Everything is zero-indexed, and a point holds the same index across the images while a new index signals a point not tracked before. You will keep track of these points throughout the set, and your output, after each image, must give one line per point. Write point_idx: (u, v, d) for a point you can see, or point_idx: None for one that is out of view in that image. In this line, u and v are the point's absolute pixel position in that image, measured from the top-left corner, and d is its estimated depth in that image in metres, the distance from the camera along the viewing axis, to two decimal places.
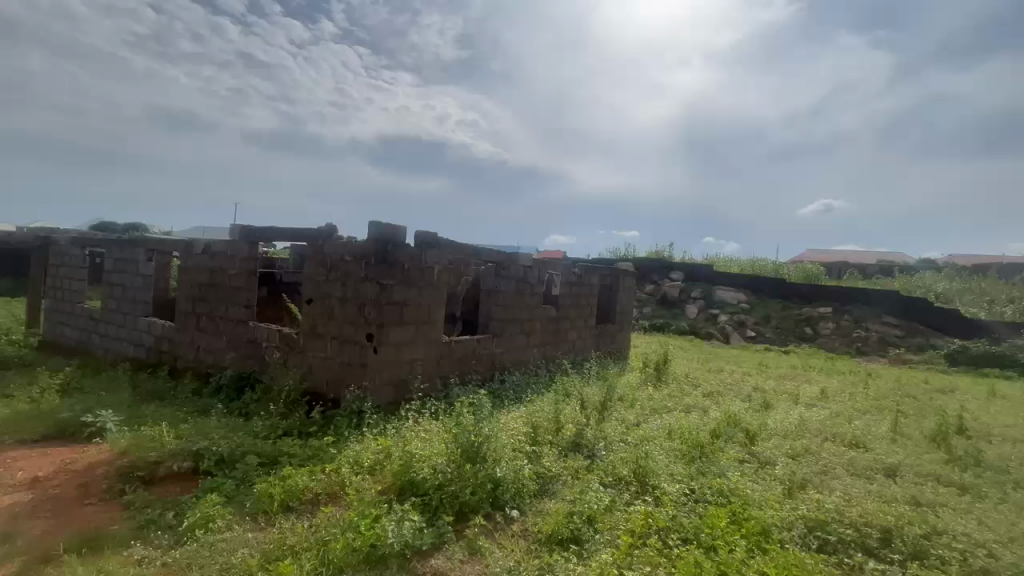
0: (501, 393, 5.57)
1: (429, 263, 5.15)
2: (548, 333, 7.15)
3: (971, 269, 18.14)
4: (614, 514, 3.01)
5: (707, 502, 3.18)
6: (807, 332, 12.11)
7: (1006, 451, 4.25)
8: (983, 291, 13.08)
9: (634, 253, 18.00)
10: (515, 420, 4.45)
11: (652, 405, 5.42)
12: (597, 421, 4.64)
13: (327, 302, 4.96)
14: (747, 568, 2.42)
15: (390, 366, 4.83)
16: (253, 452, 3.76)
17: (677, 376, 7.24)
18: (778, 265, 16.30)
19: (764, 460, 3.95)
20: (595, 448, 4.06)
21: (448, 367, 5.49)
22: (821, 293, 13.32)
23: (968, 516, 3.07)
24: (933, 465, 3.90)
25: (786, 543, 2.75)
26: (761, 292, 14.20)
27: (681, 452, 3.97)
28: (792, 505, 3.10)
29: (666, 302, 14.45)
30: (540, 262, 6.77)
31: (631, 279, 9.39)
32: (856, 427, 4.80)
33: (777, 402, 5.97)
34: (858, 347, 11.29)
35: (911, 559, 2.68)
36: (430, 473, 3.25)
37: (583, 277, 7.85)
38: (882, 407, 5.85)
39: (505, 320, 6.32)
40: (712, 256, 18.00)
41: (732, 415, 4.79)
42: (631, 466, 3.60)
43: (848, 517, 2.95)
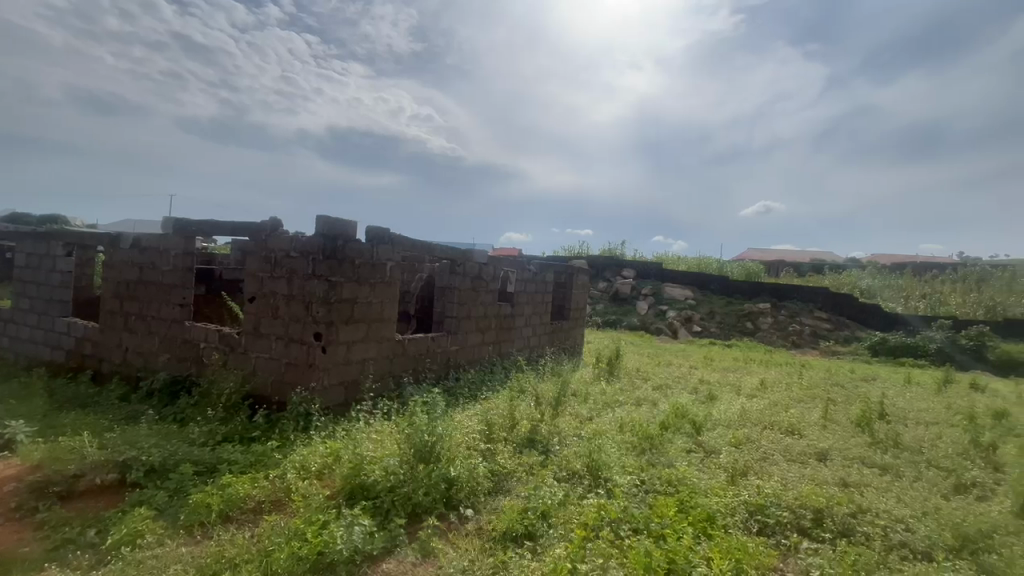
0: (455, 391, 5.51)
1: (382, 260, 5.01)
2: (503, 330, 7.16)
3: (890, 267, 19.80)
4: (568, 509, 3.04)
5: (656, 492, 3.27)
6: (748, 326, 12.79)
7: (920, 433, 4.65)
8: (900, 287, 14.29)
9: (588, 251, 18.37)
10: (469, 418, 4.41)
11: (605, 399, 5.54)
12: (551, 416, 4.68)
13: (271, 300, 4.71)
14: (694, 554, 2.51)
15: (340, 366, 4.66)
16: (188, 460, 3.52)
17: (629, 370, 7.45)
18: (722, 263, 17.11)
19: (709, 449, 4.12)
20: (549, 442, 4.09)
21: (401, 366, 5.38)
22: (761, 289, 14.09)
23: (889, 494, 3.34)
24: (858, 448, 4.22)
25: (730, 528, 2.87)
26: (706, 289, 14.86)
27: (632, 444, 4.07)
28: (736, 492, 3.24)
29: (618, 299, 14.84)
30: (496, 259, 6.76)
31: (585, 277, 9.56)
32: (792, 415, 5.12)
33: (721, 393, 6.27)
34: (793, 339, 12.05)
35: (839, 536, 2.88)
36: (381, 476, 3.16)
37: (538, 275, 7.91)
38: (814, 396, 6.27)
39: (460, 318, 6.26)
40: (661, 254, 18.64)
41: (680, 407, 4.98)
42: (585, 460, 3.64)
43: (785, 500, 3.13)
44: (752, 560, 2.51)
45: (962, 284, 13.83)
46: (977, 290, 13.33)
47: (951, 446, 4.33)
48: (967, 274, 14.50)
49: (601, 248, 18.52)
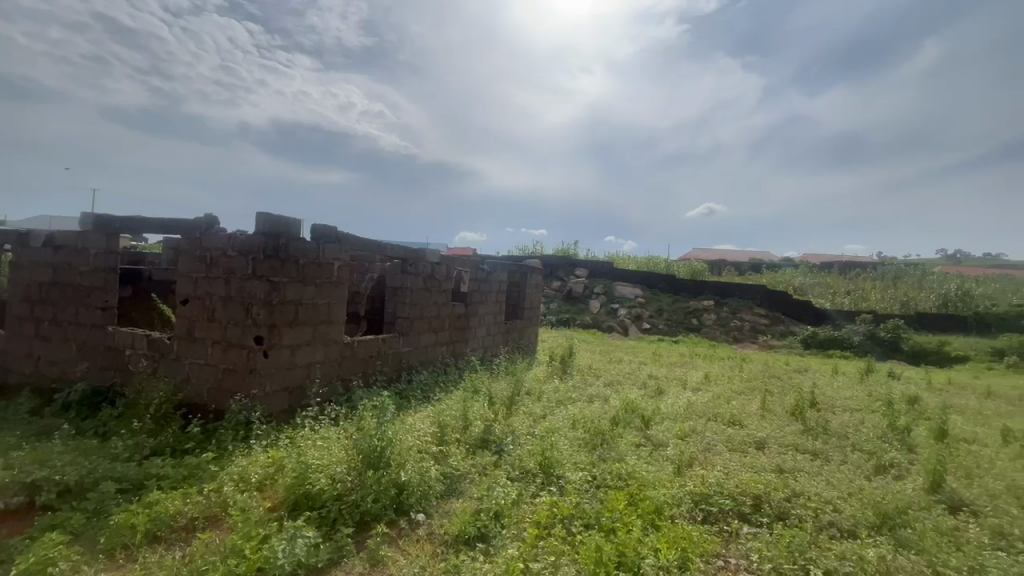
0: (407, 393, 5.40)
1: (328, 260, 4.82)
2: (457, 330, 7.08)
3: (819, 266, 21.31)
4: (520, 508, 3.04)
5: (607, 487, 3.34)
6: (693, 323, 13.36)
7: (845, 419, 5.01)
8: (828, 284, 15.37)
9: (541, 251, 18.56)
10: (421, 421, 4.32)
11: (558, 397, 5.60)
12: (505, 416, 4.67)
13: (206, 302, 4.42)
14: (642, 546, 2.57)
15: (283, 371, 4.44)
16: (110, 477, 3.23)
17: (581, 368, 7.59)
18: (670, 263, 17.78)
19: (658, 442, 4.25)
20: (502, 442, 4.07)
21: (351, 369, 5.20)
22: (705, 287, 14.76)
23: (819, 478, 3.57)
24: (792, 436, 4.49)
25: (676, 518, 2.96)
26: (655, 288, 15.38)
27: (584, 440, 4.14)
28: (681, 482, 3.36)
29: (571, 298, 15.09)
30: (449, 258, 6.67)
31: (538, 277, 9.64)
32: (733, 407, 5.38)
33: (669, 388, 6.50)
34: (734, 335, 12.70)
35: (775, 520, 3.04)
36: (327, 484, 3.03)
37: (492, 274, 7.89)
38: (753, 387, 6.63)
39: (413, 319, 6.13)
40: (613, 254, 19.15)
41: (630, 402, 5.12)
42: (538, 458, 3.65)
43: (727, 488, 3.27)
44: (696, 547, 2.60)
45: (880, 282, 15.06)
46: (893, 287, 14.56)
47: (871, 430, 4.69)
48: (885, 273, 15.81)
49: (554, 248, 18.76)
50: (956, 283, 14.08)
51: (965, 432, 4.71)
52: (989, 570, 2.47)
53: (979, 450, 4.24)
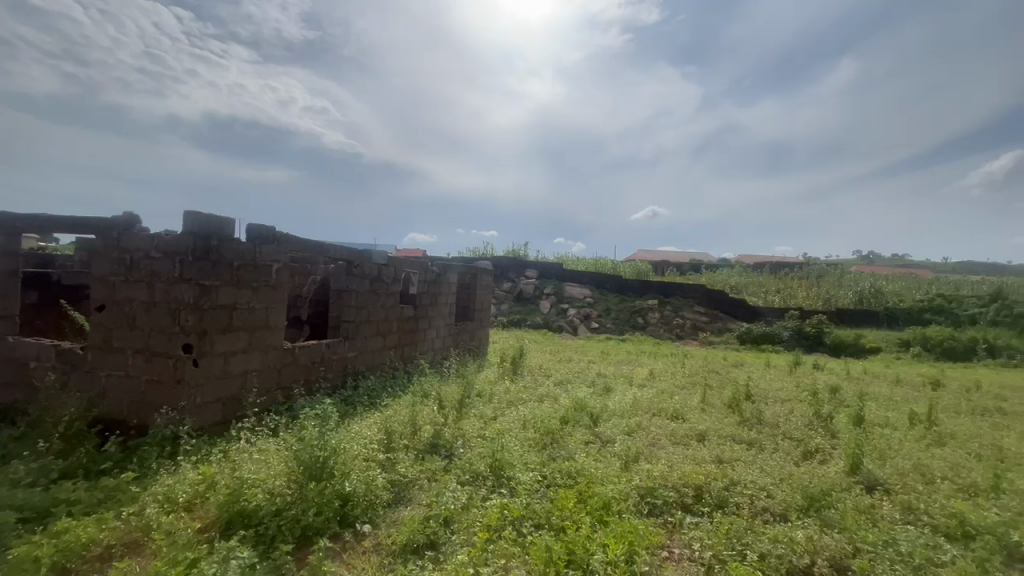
0: (353, 399, 5.21)
1: (266, 261, 4.56)
2: (406, 333, 6.92)
3: (752, 266, 22.72)
4: (470, 512, 3.01)
5: (557, 486, 3.36)
6: (639, 321, 13.83)
7: (777, 410, 5.35)
8: (760, 283, 16.40)
9: (492, 252, 18.61)
10: (367, 428, 4.17)
11: (509, 398, 5.60)
12: (455, 419, 4.62)
13: (126, 308, 4.05)
14: (591, 543, 2.61)
15: (216, 381, 4.15)
16: (9, 506, 2.88)
17: (532, 368, 7.64)
18: (616, 263, 18.32)
19: (606, 439, 4.35)
20: (453, 446, 4.01)
21: (292, 376, 4.95)
22: (649, 287, 15.32)
23: (754, 466, 3.78)
24: (730, 427, 4.73)
25: (623, 512, 3.04)
26: (602, 288, 15.80)
27: (535, 440, 4.16)
28: (628, 477, 3.45)
29: (522, 299, 15.20)
30: (397, 260, 6.52)
31: (489, 278, 9.62)
32: (676, 402, 5.60)
33: (616, 385, 6.68)
34: (677, 332, 13.27)
35: (715, 508, 3.19)
36: (265, 500, 2.85)
37: (441, 276, 7.79)
38: (694, 382, 6.94)
39: (359, 323, 5.93)
40: (562, 255, 19.51)
41: (579, 401, 5.21)
42: (488, 460, 3.63)
43: (671, 481, 3.39)
44: (643, 541, 2.67)
45: (806, 280, 16.26)
46: (817, 285, 15.75)
47: (799, 418, 5.04)
48: (810, 272, 17.08)
49: (504, 250, 18.85)
50: (869, 282, 15.44)
51: (878, 418, 5.15)
52: (899, 542, 2.71)
53: (890, 433, 4.65)
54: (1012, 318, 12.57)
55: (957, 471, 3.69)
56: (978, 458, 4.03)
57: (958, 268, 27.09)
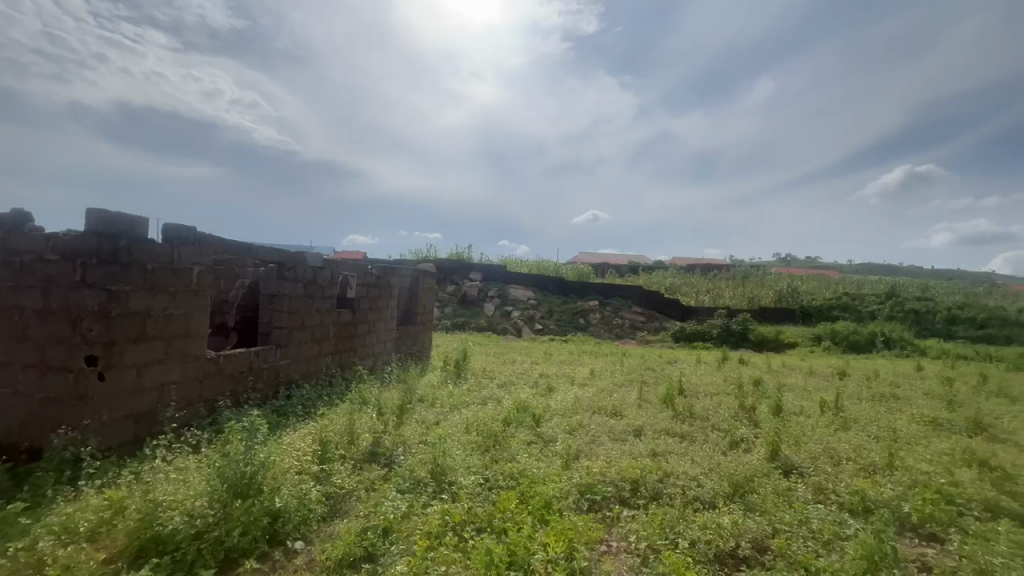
0: (285, 409, 4.94)
1: (185, 264, 4.22)
2: (343, 339, 6.66)
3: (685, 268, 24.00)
4: (410, 520, 2.94)
5: (499, 487, 3.36)
6: (581, 322, 14.19)
7: (707, 403, 5.67)
8: (692, 283, 17.35)
9: (435, 254, 18.41)
10: (301, 439, 3.97)
11: (452, 402, 5.54)
12: (395, 426, 4.50)
13: (16, 317, 3.59)
14: (532, 543, 2.63)
15: (127, 396, 3.78)
16: None
17: (475, 371, 7.62)
18: (559, 265, 18.71)
19: (548, 439, 4.41)
20: (392, 454, 3.91)
21: (216, 388, 4.60)
22: (591, 288, 15.77)
23: (686, 458, 3.98)
24: (664, 421, 4.96)
25: (564, 509, 3.09)
26: (546, 290, 16.08)
27: (477, 443, 4.14)
28: (568, 475, 3.52)
29: (466, 301, 15.12)
30: (333, 262, 6.26)
31: (431, 280, 9.48)
32: (615, 399, 5.78)
33: (558, 385, 6.81)
34: (616, 332, 13.75)
35: (650, 500, 3.32)
36: (183, 522, 2.63)
37: (382, 279, 7.58)
38: (632, 379, 7.21)
39: (292, 328, 5.64)
40: (506, 258, 19.65)
41: (522, 403, 5.24)
42: (430, 466, 3.57)
43: (609, 476, 3.50)
44: (582, 536, 2.73)
45: (733, 281, 17.41)
46: (742, 285, 16.91)
47: (726, 410, 5.37)
48: (736, 273, 18.32)
49: (447, 252, 18.70)
50: (786, 282, 16.80)
51: (794, 407, 5.61)
52: (812, 520, 2.96)
53: (805, 421, 5.07)
54: (904, 313, 14.15)
55: (860, 452, 4.09)
56: (877, 440, 4.49)
57: (861, 269, 30.10)
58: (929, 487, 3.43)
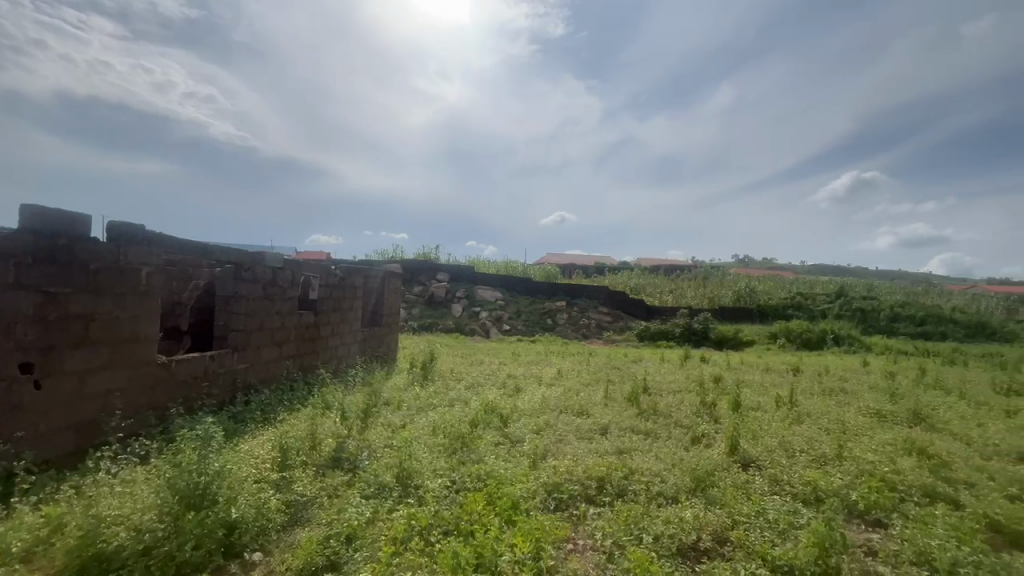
0: (243, 415, 4.74)
1: (133, 265, 3.99)
2: (305, 342, 6.46)
3: (649, 269, 24.58)
4: (375, 526, 2.88)
5: (467, 490, 3.34)
6: (548, 322, 14.31)
7: (670, 400, 5.82)
8: (656, 284, 17.78)
9: (402, 254, 18.17)
10: (259, 446, 3.82)
11: (418, 404, 5.46)
12: (360, 430, 4.40)
13: None
14: (499, 544, 2.62)
15: (66, 405, 3.54)
16: None
17: (443, 372, 7.55)
18: (527, 266, 18.81)
19: (515, 439, 4.41)
20: (357, 458, 3.81)
21: (167, 394, 4.37)
22: (558, 289, 15.92)
23: (650, 454, 4.07)
24: (629, 419, 5.05)
25: (531, 509, 3.10)
26: (514, 290, 16.12)
27: (444, 445, 4.10)
28: (535, 475, 3.52)
29: (433, 302, 14.99)
30: (294, 262, 6.07)
31: (398, 281, 9.33)
32: (581, 398, 5.85)
33: (526, 385, 6.83)
34: (583, 332, 13.93)
35: (616, 497, 3.38)
36: (130, 538, 2.48)
37: (346, 280, 7.40)
38: (598, 378, 7.32)
39: (250, 331, 5.42)
40: (474, 258, 19.60)
41: (489, 404, 5.22)
42: (395, 470, 3.51)
43: (576, 475, 3.54)
44: (548, 536, 2.73)
45: (694, 281, 17.96)
46: (704, 285, 17.47)
47: (688, 407, 5.53)
48: (697, 274, 18.91)
49: (414, 253, 18.48)
50: (745, 282, 17.46)
51: (752, 402, 5.83)
52: (768, 511, 3.07)
53: (761, 415, 5.27)
54: (851, 312, 14.96)
55: (812, 445, 4.28)
56: (828, 432, 4.72)
57: (813, 271, 31.64)
58: (874, 476, 3.63)
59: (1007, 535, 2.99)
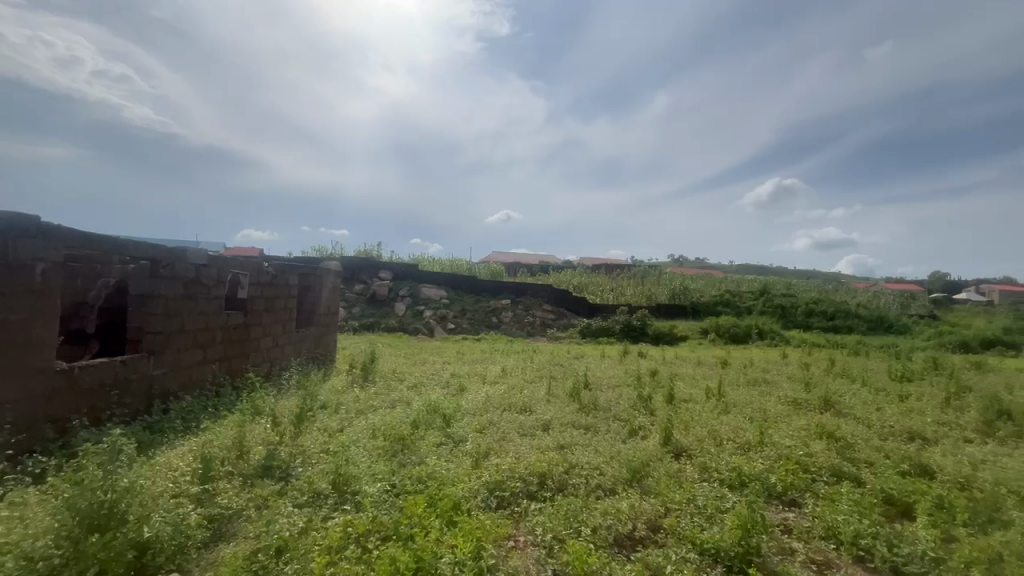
0: (161, 425, 4.36)
1: (27, 260, 3.57)
2: (232, 344, 6.05)
3: (591, 269, 25.24)
4: (308, 536, 2.74)
5: (407, 493, 3.26)
6: (493, 320, 14.32)
7: (609, 395, 6.00)
8: (597, 282, 18.31)
9: (342, 252, 17.52)
10: (179, 458, 3.53)
11: (357, 407, 5.27)
12: (293, 435, 4.19)
13: None
14: (440, 547, 2.58)
15: None
16: None
17: (384, 373, 7.34)
18: (472, 264, 18.72)
19: (458, 439, 4.37)
20: (289, 466, 3.61)
21: (69, 405, 3.93)
22: (503, 287, 15.98)
23: (590, 448, 4.18)
24: (571, 414, 5.16)
25: (472, 509, 3.08)
26: (459, 288, 15.99)
27: (384, 448, 3.99)
28: (477, 474, 3.51)
29: (375, 301, 14.56)
30: (221, 259, 5.66)
31: (336, 279, 8.95)
32: (525, 395, 5.90)
33: (470, 384, 6.79)
34: (527, 330, 14.08)
35: (556, 491, 3.44)
36: (18, 568, 2.20)
37: (278, 278, 7.01)
38: (542, 375, 7.42)
39: (169, 333, 5.00)
40: (418, 257, 19.26)
41: (432, 404, 5.14)
42: (331, 476, 3.36)
43: (517, 472, 3.57)
44: (490, 535, 2.73)
45: (634, 279, 18.66)
46: (642, 283, 18.19)
47: (627, 401, 5.73)
48: (636, 273, 19.65)
49: (355, 250, 17.85)
50: (680, 280, 18.36)
51: (685, 394, 6.14)
52: (698, 498, 3.24)
53: (693, 406, 5.57)
54: (773, 308, 16.15)
55: (738, 432, 4.58)
56: (751, 420, 5.07)
57: (740, 270, 33.88)
58: (791, 459, 3.93)
59: (899, 507, 3.36)
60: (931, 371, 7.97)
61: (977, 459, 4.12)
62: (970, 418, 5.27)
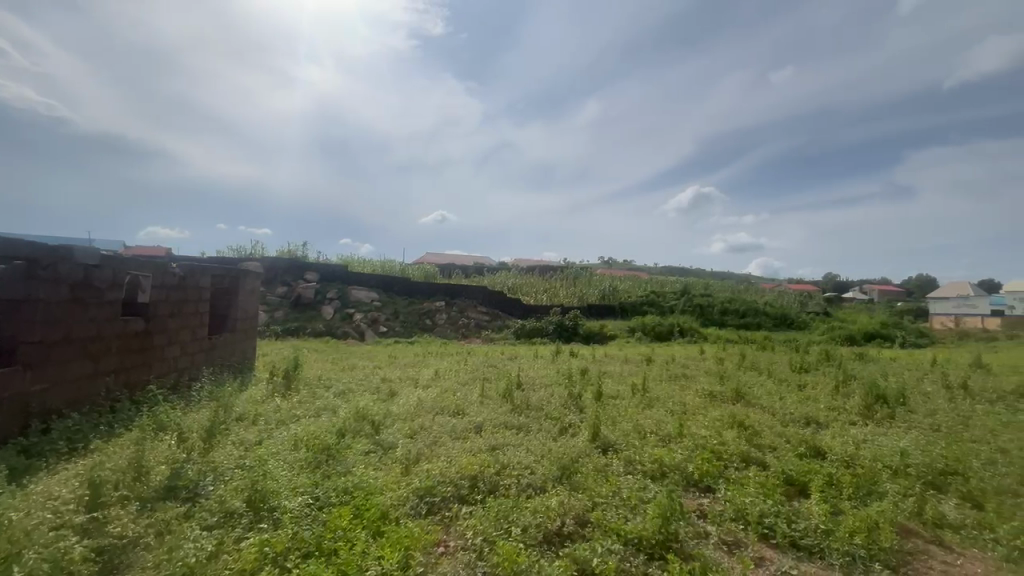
0: (39, 448, 3.83)
1: None
2: (131, 353, 5.45)
3: (526, 269, 25.57)
4: (218, 561, 2.53)
5: (331, 505, 3.11)
6: (427, 323, 14.09)
7: (541, 395, 6.11)
8: (531, 283, 18.59)
9: (262, 252, 16.43)
10: (62, 484, 3.12)
11: (278, 417, 4.95)
12: (203, 451, 3.86)
13: None
14: (365, 559, 2.48)
15: None
16: None
17: (309, 380, 6.97)
18: (405, 265, 18.31)
19: (388, 446, 4.24)
20: (198, 485, 3.31)
21: None
22: (437, 289, 15.77)
23: (521, 447, 4.23)
24: (503, 415, 5.18)
25: (400, 518, 3.00)
26: (391, 289, 15.57)
27: (306, 460, 3.77)
28: (407, 481, 3.42)
29: (300, 304, 13.81)
30: (115, 259, 5.08)
31: (255, 281, 8.35)
32: (457, 398, 5.85)
33: (401, 388, 6.63)
34: (461, 332, 13.99)
35: (487, 492, 3.44)
36: None
37: (186, 280, 6.40)
38: (475, 377, 7.39)
39: (51, 344, 4.41)
40: (347, 257, 18.51)
41: (359, 411, 4.95)
42: (246, 493, 3.12)
43: (449, 476, 3.52)
44: (419, 542, 2.67)
45: (566, 280, 19.16)
46: (574, 284, 18.72)
47: (558, 399, 5.86)
48: (569, 274, 20.19)
49: (277, 250, 16.81)
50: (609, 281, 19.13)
51: (612, 391, 6.39)
52: (623, 490, 3.39)
53: (620, 402, 5.81)
54: (693, 307, 17.28)
55: (660, 426, 4.83)
56: (672, 413, 5.38)
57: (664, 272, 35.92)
58: (707, 448, 4.22)
59: (797, 486, 3.72)
60: (824, 362, 8.90)
61: (859, 439, 4.65)
62: (855, 403, 5.94)
